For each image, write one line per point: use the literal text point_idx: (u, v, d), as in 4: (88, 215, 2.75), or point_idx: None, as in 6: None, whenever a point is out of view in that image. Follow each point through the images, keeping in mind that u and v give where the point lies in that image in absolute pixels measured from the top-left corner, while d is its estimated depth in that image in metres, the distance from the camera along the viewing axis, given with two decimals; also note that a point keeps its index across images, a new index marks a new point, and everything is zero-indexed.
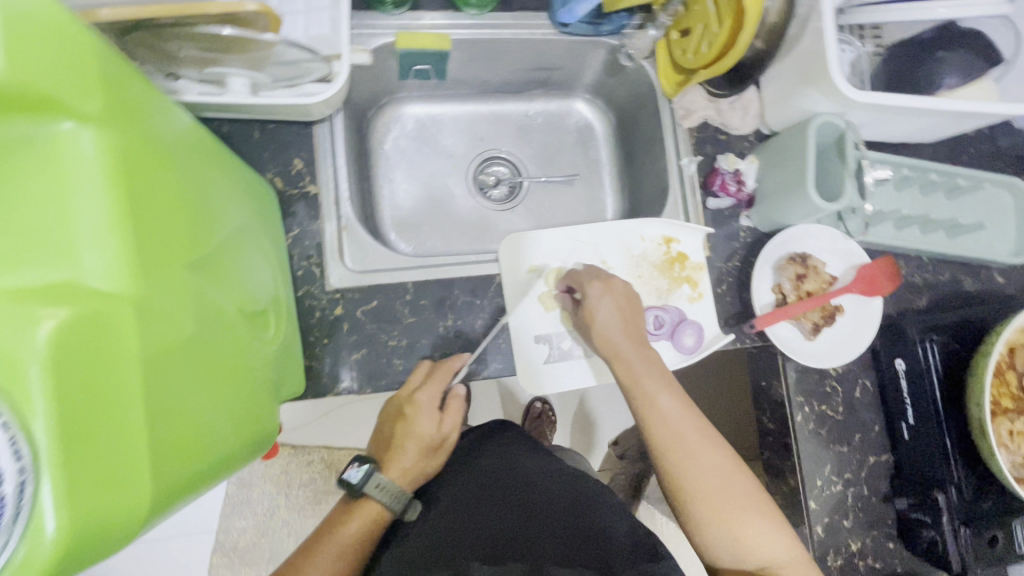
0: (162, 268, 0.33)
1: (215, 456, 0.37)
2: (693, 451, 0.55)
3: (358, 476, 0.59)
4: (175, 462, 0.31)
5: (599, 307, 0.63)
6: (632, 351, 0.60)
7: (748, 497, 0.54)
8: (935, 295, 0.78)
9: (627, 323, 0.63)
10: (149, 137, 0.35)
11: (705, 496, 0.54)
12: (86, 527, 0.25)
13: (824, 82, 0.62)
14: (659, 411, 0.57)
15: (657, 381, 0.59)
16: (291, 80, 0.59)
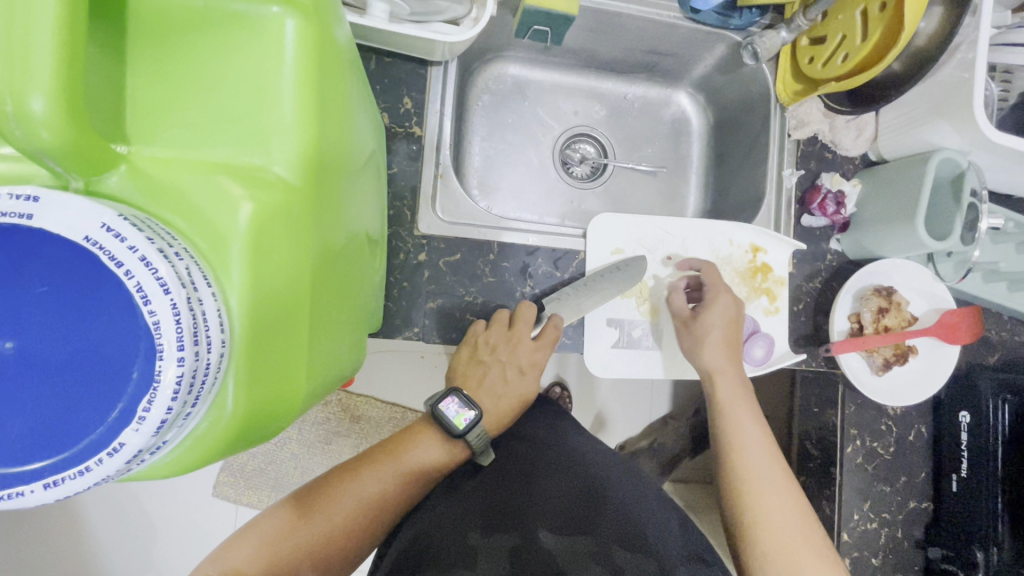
0: (331, 174, 0.33)
1: (344, 365, 0.39)
2: (767, 475, 0.57)
3: (458, 414, 0.59)
4: (322, 365, 0.33)
5: (714, 324, 0.64)
6: (733, 376, 0.64)
7: (814, 543, 0.53)
8: (1009, 355, 0.76)
9: (732, 346, 0.65)
10: (331, 40, 0.34)
11: (769, 532, 0.54)
12: (258, 407, 0.28)
13: (961, 116, 0.60)
14: (746, 440, 0.60)
15: (745, 413, 0.62)
16: (424, 16, 0.57)
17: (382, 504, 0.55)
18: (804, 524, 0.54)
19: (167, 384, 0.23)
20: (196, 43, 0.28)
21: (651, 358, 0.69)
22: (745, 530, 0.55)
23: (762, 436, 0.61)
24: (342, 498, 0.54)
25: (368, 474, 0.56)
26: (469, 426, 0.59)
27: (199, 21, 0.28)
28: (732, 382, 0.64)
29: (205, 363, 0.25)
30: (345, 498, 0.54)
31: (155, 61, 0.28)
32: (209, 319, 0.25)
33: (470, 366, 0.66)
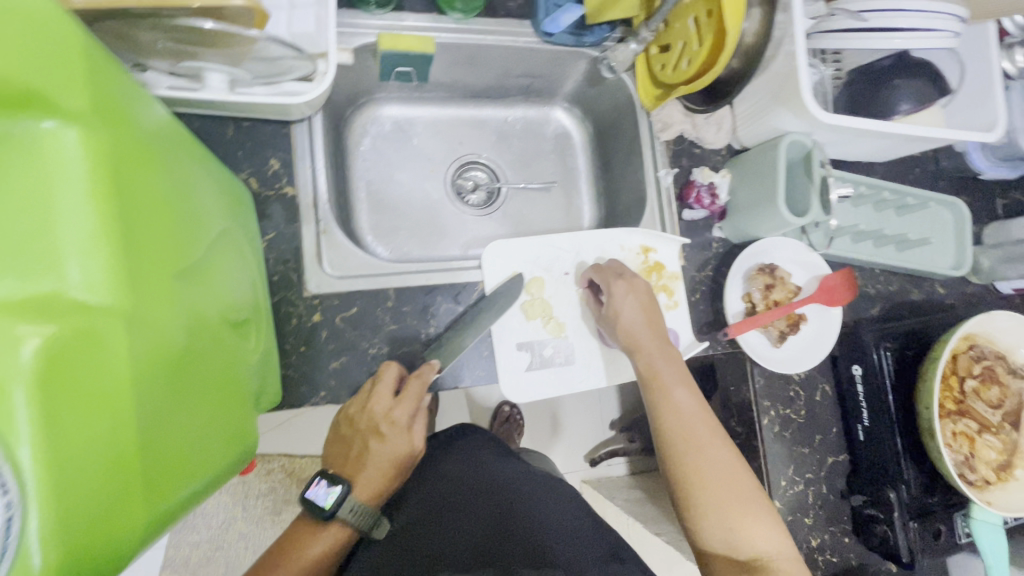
0: (154, 278, 0.31)
1: (206, 471, 0.36)
2: (704, 445, 0.59)
3: (326, 496, 0.58)
4: (166, 484, 0.31)
5: (622, 304, 0.66)
6: (652, 349, 0.64)
7: (744, 494, 0.57)
8: (886, 305, 0.84)
9: (651, 321, 0.65)
10: (132, 134, 0.32)
11: (699, 491, 0.57)
12: (75, 556, 0.26)
13: (796, 102, 0.65)
14: (676, 407, 0.61)
15: (675, 379, 0.63)
16: (272, 78, 0.56)
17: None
18: (735, 476, 0.57)
19: None
20: None
21: (568, 373, 0.70)
22: (681, 493, 0.58)
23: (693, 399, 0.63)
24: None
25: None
26: (339, 501, 0.57)
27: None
28: (658, 354, 0.64)
29: None
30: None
31: None
32: None
33: (339, 442, 0.62)
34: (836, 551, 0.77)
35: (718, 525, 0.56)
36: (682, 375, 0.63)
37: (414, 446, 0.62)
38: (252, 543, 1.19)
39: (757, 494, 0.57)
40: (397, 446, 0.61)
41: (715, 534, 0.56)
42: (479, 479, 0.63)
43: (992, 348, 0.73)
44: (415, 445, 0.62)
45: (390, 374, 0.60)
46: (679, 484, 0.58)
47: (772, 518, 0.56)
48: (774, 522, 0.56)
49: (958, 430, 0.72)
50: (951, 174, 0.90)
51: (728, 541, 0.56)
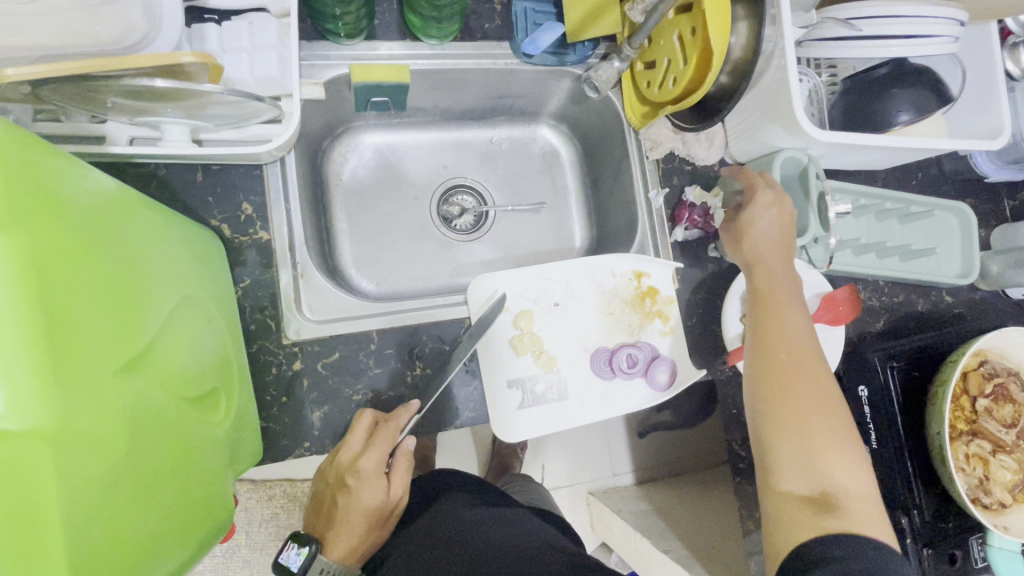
0: (90, 382, 0.29)
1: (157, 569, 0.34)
2: (811, 368, 0.58)
3: (297, 559, 0.59)
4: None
5: (764, 208, 0.64)
6: (774, 264, 0.63)
7: (829, 421, 0.55)
8: (891, 318, 0.81)
9: (783, 238, 0.64)
10: (61, 221, 0.30)
11: (794, 409, 0.56)
12: None
13: (789, 119, 0.62)
14: (787, 329, 0.60)
15: (790, 303, 0.61)
16: (238, 122, 0.54)
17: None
18: (832, 403, 0.56)
19: None
20: None
21: (561, 409, 0.68)
22: (769, 418, 0.57)
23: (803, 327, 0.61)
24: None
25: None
26: (307, 559, 0.59)
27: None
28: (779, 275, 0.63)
29: None
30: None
31: None
32: None
33: (322, 495, 0.64)
34: None
35: (798, 451, 0.55)
36: (798, 301, 0.61)
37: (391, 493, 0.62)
38: (256, 569, 1.19)
39: (845, 426, 0.56)
40: (370, 496, 0.61)
41: (795, 472, 0.54)
42: (449, 527, 0.62)
43: (1004, 363, 0.70)
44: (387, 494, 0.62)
45: (363, 425, 0.59)
46: (770, 408, 0.57)
47: (860, 460, 0.55)
48: (860, 465, 0.55)
49: (970, 453, 0.69)
50: (954, 177, 0.86)
51: (811, 474, 0.54)
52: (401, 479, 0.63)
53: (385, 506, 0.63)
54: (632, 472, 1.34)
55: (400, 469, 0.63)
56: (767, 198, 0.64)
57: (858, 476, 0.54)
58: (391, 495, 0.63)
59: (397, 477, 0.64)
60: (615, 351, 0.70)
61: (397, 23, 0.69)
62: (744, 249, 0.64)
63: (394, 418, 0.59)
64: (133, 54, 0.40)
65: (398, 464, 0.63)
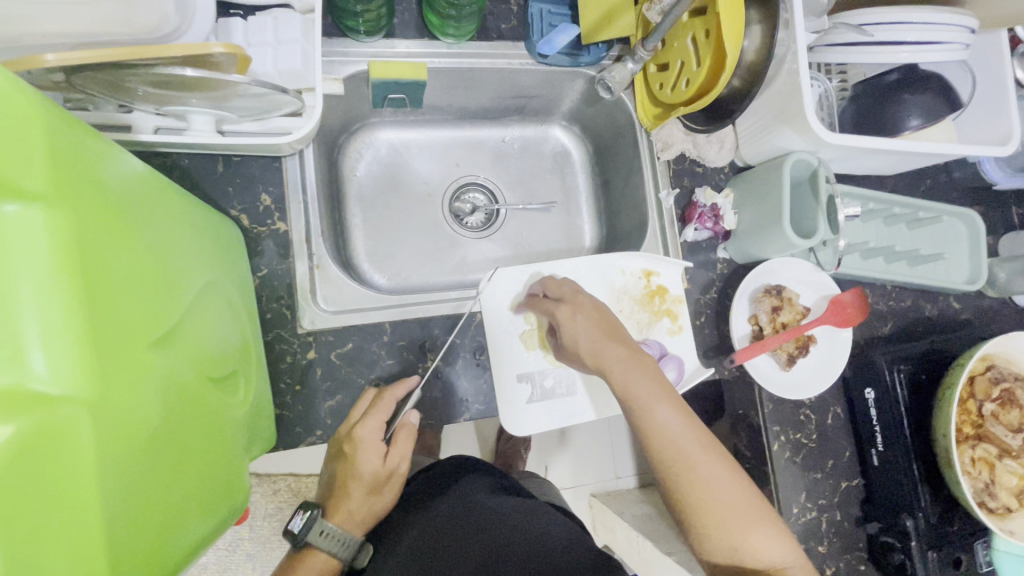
0: (124, 356, 0.29)
1: (185, 543, 0.35)
2: (692, 460, 0.53)
3: (301, 523, 0.59)
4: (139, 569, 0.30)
5: (577, 320, 0.61)
6: (621, 363, 0.57)
7: (739, 513, 0.52)
8: (899, 322, 0.82)
9: (613, 335, 0.60)
10: (100, 201, 0.31)
11: (709, 515, 0.53)
12: None
13: (800, 122, 0.63)
14: (660, 424, 0.55)
15: (655, 393, 0.56)
16: (261, 114, 0.55)
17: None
18: (741, 494, 0.53)
19: None
20: None
21: (570, 404, 0.68)
22: (684, 515, 0.54)
23: (678, 413, 0.56)
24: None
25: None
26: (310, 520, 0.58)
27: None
28: (629, 368, 0.57)
29: None
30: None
31: None
32: None
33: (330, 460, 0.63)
34: None
35: (724, 545, 0.52)
36: (659, 387, 0.56)
37: (390, 462, 0.60)
38: (259, 563, 1.19)
39: (759, 504, 0.54)
40: (369, 464, 0.59)
41: (721, 556, 0.53)
42: (469, 515, 0.64)
43: (1011, 369, 0.70)
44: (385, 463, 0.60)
45: (366, 400, 0.60)
46: (682, 506, 0.54)
47: (781, 536, 0.53)
48: (779, 527, 0.53)
49: (977, 457, 0.69)
50: (963, 184, 0.87)
51: (733, 556, 0.52)
52: (402, 450, 0.61)
53: (386, 476, 0.61)
54: (635, 475, 1.34)
55: (400, 440, 0.61)
56: (566, 311, 0.62)
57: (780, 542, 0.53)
58: (390, 464, 0.61)
59: (397, 448, 0.61)
60: None
61: (416, 22, 0.70)
62: (584, 360, 0.59)
63: (392, 389, 0.60)
64: (168, 45, 0.42)
65: (399, 435, 0.61)
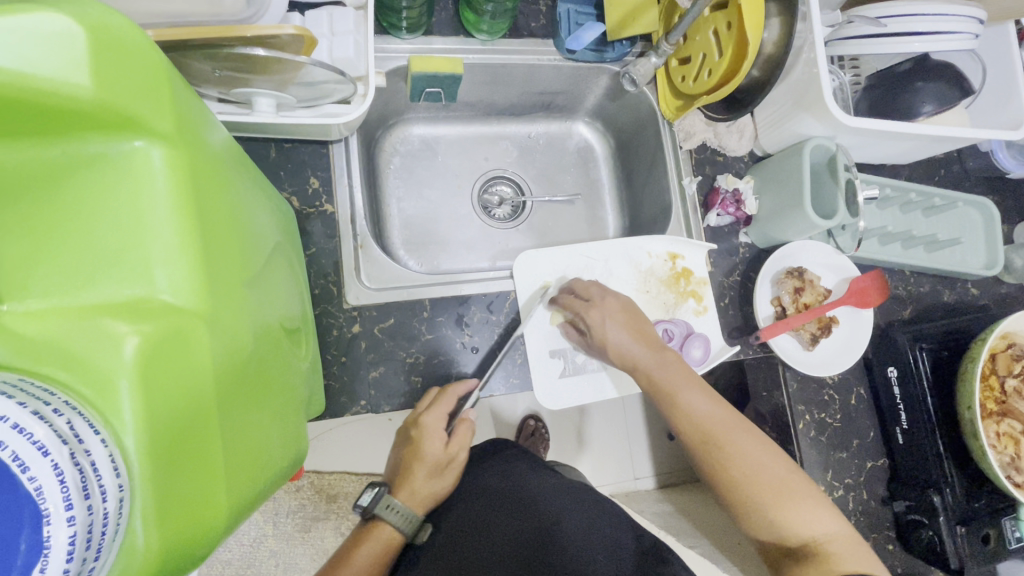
0: (228, 286, 0.33)
1: (277, 467, 0.37)
2: (724, 437, 0.56)
3: (369, 498, 0.63)
4: (245, 473, 0.32)
5: (605, 322, 0.65)
6: (648, 363, 0.62)
7: (773, 483, 0.54)
8: (917, 306, 0.84)
9: (641, 338, 0.64)
10: (205, 150, 0.34)
11: (746, 488, 0.55)
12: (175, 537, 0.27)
13: (819, 107, 0.66)
14: (688, 407, 0.59)
15: (680, 381, 0.60)
16: (314, 100, 0.59)
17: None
18: (774, 461, 0.56)
19: (59, 550, 0.22)
20: (48, 195, 0.28)
21: (601, 380, 0.71)
22: (723, 491, 0.56)
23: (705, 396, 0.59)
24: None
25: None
26: (376, 498, 0.62)
27: (40, 178, 0.28)
28: (655, 364, 0.62)
29: (103, 513, 0.24)
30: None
31: (35, 209, 0.28)
32: (100, 470, 0.25)
33: (399, 448, 0.69)
34: (880, 558, 0.76)
35: (764, 515, 0.54)
36: (685, 375, 0.60)
37: (452, 450, 0.66)
38: (282, 560, 1.20)
39: (795, 474, 0.55)
40: (433, 448, 0.65)
41: (764, 527, 0.54)
42: (516, 489, 0.67)
43: None
44: (448, 449, 0.65)
45: (429, 395, 0.65)
46: (720, 483, 0.56)
47: (821, 504, 0.54)
48: (815, 496, 0.54)
49: (1002, 431, 0.70)
50: (976, 174, 0.90)
51: (777, 528, 0.54)
52: (462, 440, 0.66)
53: (447, 462, 0.66)
54: (653, 476, 1.31)
55: (460, 431, 0.67)
56: (598, 317, 0.65)
57: (824, 513, 0.53)
58: (451, 452, 0.66)
59: (457, 438, 0.67)
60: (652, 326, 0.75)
61: (452, 21, 0.75)
62: (613, 358, 0.64)
63: (453, 386, 0.64)
64: (245, 26, 0.46)
65: (459, 427, 0.67)
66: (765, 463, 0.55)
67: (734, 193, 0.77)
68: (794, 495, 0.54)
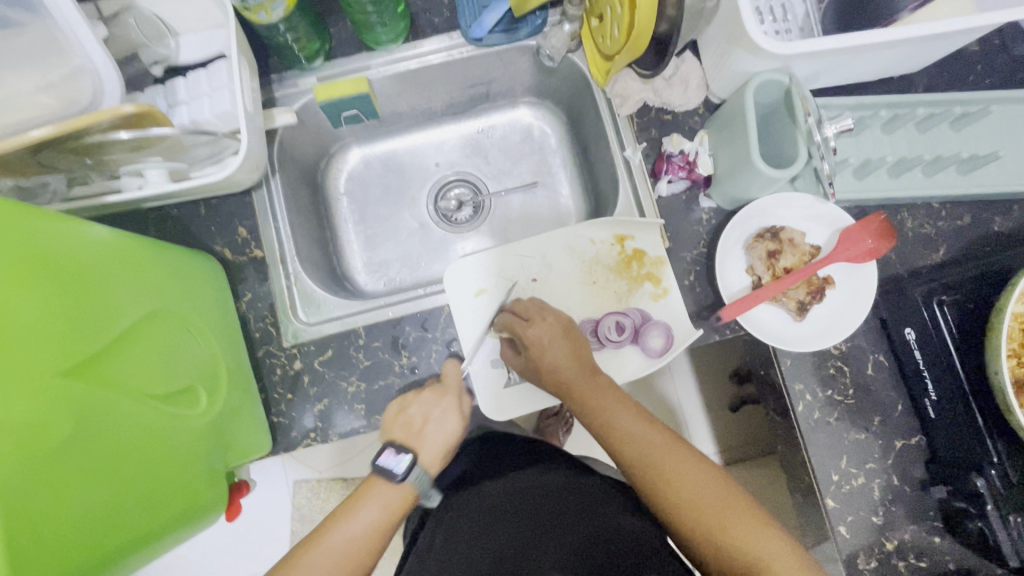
0: (29, 385, 0.35)
1: (114, 543, 0.40)
2: (658, 461, 0.52)
3: (401, 463, 0.56)
4: (48, 568, 0.34)
5: (547, 340, 0.60)
6: (584, 386, 0.58)
7: (713, 506, 0.49)
8: (954, 245, 0.68)
9: (576, 357, 0.60)
10: (13, 258, 0.37)
11: (680, 516, 0.50)
12: None
13: (746, 39, 0.56)
14: (619, 428, 0.55)
15: (614, 405, 0.56)
16: (216, 155, 0.61)
17: (365, 539, 0.53)
18: (713, 483, 0.50)
19: None
20: None
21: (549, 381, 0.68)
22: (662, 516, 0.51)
23: (641, 416, 0.56)
24: (322, 549, 0.51)
25: (356, 512, 0.54)
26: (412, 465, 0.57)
27: None
28: (589, 391, 0.58)
29: None
30: (338, 536, 0.52)
31: None
32: None
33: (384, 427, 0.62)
34: (923, 554, 0.63)
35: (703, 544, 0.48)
36: (620, 398, 0.57)
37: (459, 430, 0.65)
38: None
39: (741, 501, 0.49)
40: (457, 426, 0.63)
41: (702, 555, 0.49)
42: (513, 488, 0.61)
43: None
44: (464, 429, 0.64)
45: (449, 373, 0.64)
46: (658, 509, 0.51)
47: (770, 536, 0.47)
48: (769, 523, 0.48)
49: None
50: None
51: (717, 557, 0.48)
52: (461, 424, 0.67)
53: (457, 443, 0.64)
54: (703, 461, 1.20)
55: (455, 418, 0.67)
56: (536, 331, 0.61)
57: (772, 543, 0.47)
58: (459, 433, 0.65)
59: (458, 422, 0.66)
60: (601, 320, 0.69)
61: (354, 41, 0.74)
62: (546, 382, 0.60)
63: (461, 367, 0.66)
64: (93, 113, 0.49)
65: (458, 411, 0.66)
66: (707, 488, 0.50)
67: (684, 159, 0.67)
68: (739, 520, 0.48)
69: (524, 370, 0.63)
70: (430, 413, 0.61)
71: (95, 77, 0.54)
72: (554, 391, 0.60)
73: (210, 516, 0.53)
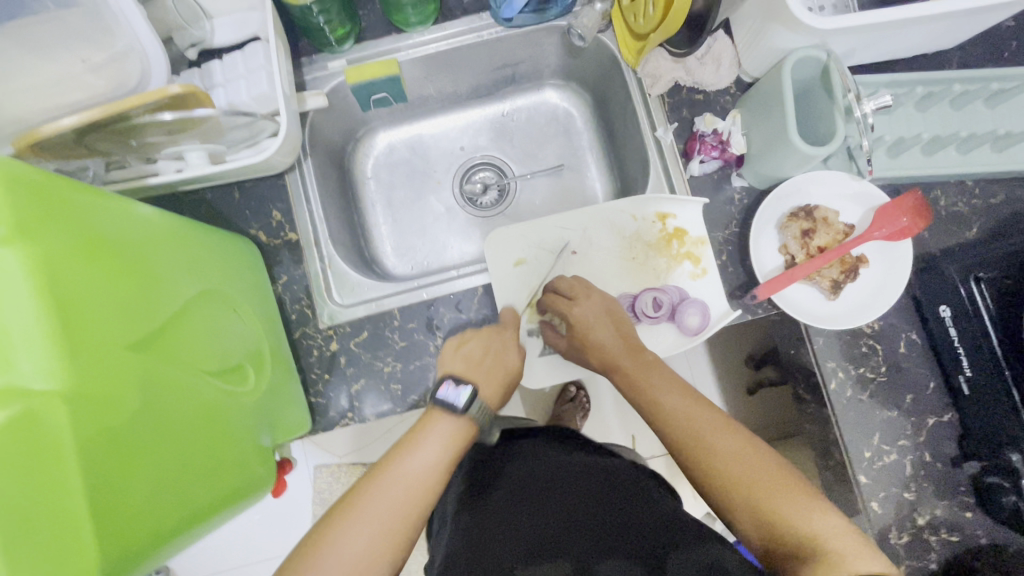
0: (102, 358, 0.36)
1: (182, 513, 0.41)
2: (705, 440, 0.52)
3: (459, 395, 0.55)
4: (127, 534, 0.36)
5: (592, 317, 0.62)
6: (628, 361, 0.60)
7: (760, 481, 0.49)
8: (987, 223, 0.68)
9: (619, 335, 0.62)
10: (77, 237, 0.37)
11: (728, 490, 0.50)
12: None
13: (785, 15, 0.55)
14: (666, 409, 0.55)
15: (656, 382, 0.57)
16: (251, 139, 0.62)
17: (433, 473, 0.51)
18: (758, 458, 0.51)
19: None
20: None
21: None
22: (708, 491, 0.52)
23: (687, 395, 0.56)
24: (387, 487, 0.49)
25: (417, 448, 0.53)
26: (472, 398, 0.55)
27: None
28: (632, 369, 0.59)
29: None
30: (401, 474, 0.51)
31: None
32: None
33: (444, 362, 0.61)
34: (955, 528, 0.64)
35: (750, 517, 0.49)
36: (664, 378, 0.58)
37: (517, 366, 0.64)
38: None
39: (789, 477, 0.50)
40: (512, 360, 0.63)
41: (749, 529, 0.49)
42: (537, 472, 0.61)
43: None
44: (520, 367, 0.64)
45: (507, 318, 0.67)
46: (703, 484, 0.52)
47: (813, 506, 0.48)
48: (813, 498, 0.48)
49: None
50: None
51: (764, 530, 0.48)
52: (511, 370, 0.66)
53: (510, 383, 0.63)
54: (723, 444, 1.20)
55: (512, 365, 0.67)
56: (579, 310, 0.63)
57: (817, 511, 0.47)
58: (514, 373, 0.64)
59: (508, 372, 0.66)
60: (638, 296, 0.69)
61: (382, 22, 0.74)
62: (590, 356, 0.62)
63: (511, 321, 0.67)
64: (141, 95, 0.49)
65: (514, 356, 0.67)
66: (753, 463, 0.50)
67: (723, 136, 0.67)
68: (785, 493, 0.49)
69: (568, 347, 0.64)
70: (488, 347, 0.62)
71: (143, 57, 0.56)
72: (599, 368, 0.61)
73: (260, 491, 0.54)
